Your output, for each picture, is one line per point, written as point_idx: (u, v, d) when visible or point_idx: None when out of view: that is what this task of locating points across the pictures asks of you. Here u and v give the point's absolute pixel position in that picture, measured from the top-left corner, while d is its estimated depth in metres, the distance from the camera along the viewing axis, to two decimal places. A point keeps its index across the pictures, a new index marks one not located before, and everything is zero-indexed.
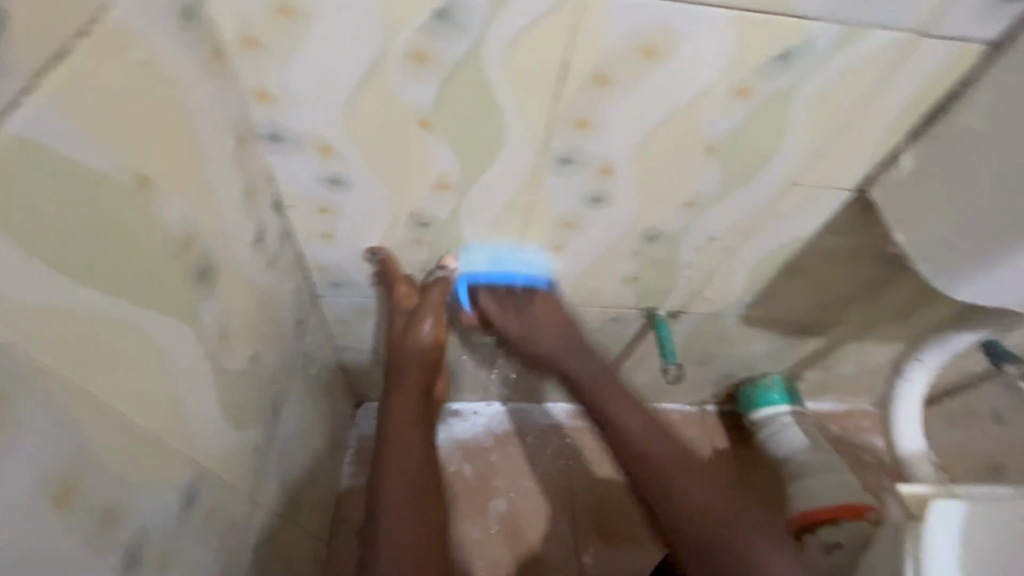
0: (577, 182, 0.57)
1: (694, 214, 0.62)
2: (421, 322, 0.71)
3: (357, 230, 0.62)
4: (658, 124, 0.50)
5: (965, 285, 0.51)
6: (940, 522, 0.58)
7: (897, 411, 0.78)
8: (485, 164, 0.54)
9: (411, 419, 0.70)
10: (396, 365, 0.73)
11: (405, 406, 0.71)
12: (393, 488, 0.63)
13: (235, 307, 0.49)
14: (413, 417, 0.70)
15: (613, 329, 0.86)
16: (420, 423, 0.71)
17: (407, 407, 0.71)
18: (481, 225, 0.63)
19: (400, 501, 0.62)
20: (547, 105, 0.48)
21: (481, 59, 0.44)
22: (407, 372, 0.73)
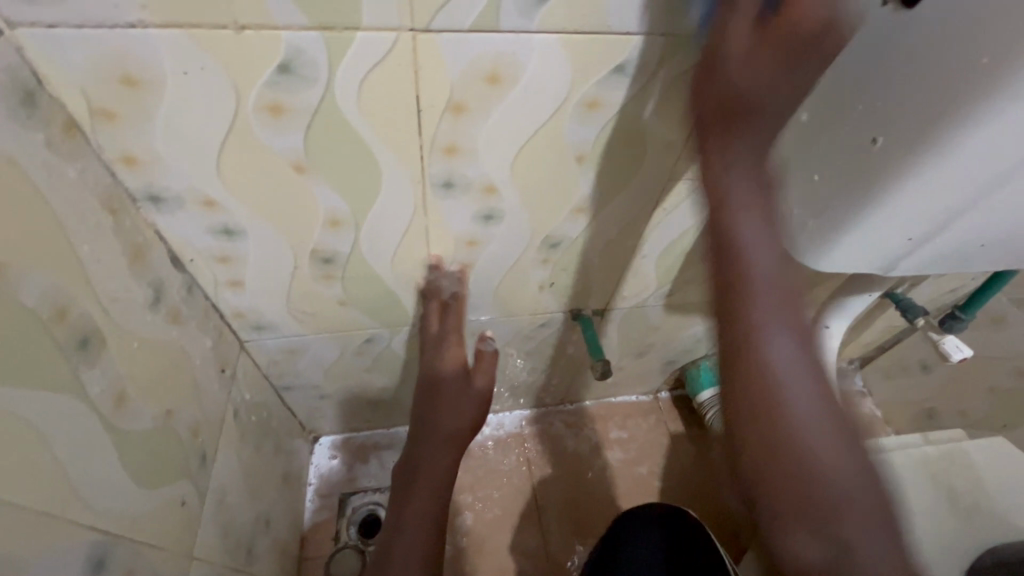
0: (465, 203, 0.59)
1: (586, 218, 0.65)
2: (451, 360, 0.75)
3: (263, 273, 0.64)
4: (526, 139, 0.53)
5: (817, 256, 0.54)
6: None
7: None
8: (371, 197, 0.56)
9: (444, 467, 0.74)
10: (431, 395, 0.76)
11: (449, 453, 0.74)
12: (414, 515, 0.70)
13: (134, 368, 0.50)
14: (450, 456, 0.74)
15: (544, 333, 0.89)
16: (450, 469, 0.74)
17: (446, 452, 0.74)
18: (385, 254, 0.65)
19: (417, 535, 0.68)
20: (413, 137, 0.50)
21: (335, 103, 0.46)
22: (445, 410, 0.75)
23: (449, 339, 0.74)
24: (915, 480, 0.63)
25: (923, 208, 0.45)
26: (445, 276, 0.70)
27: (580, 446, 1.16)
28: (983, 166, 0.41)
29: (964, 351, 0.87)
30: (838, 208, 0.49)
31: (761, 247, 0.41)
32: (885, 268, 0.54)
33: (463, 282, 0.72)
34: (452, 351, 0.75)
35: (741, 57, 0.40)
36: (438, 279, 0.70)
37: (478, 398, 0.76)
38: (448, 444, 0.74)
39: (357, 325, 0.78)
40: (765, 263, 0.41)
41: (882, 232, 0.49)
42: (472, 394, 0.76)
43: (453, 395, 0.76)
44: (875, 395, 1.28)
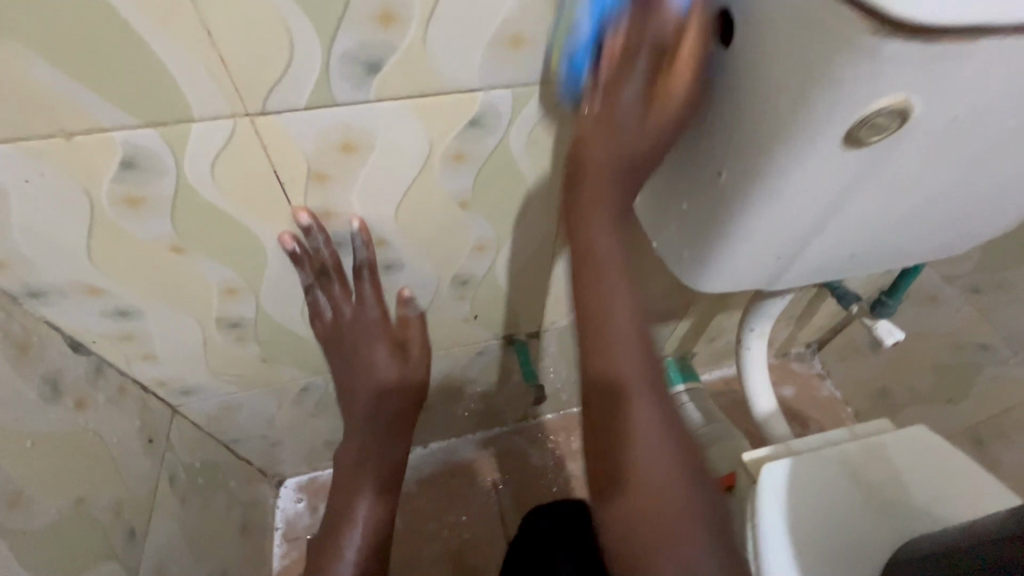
0: (360, 257, 0.60)
1: (489, 255, 0.66)
2: (366, 335, 0.62)
3: (173, 344, 0.64)
4: (402, 195, 0.53)
5: (703, 279, 0.54)
6: (770, 482, 0.64)
7: (747, 375, 0.83)
8: (259, 264, 0.56)
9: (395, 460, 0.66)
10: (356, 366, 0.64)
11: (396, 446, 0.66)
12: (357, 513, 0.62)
13: (25, 466, 0.50)
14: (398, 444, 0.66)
15: (482, 361, 0.90)
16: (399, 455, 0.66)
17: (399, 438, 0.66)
18: (294, 312, 0.65)
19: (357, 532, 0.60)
20: (284, 207, 0.51)
21: (191, 189, 0.46)
22: (381, 399, 0.64)
23: (367, 313, 0.61)
24: (836, 482, 0.64)
25: (777, 229, 0.46)
26: (323, 233, 0.54)
27: (544, 461, 1.16)
28: (813, 185, 0.41)
29: (896, 335, 0.89)
30: (704, 236, 0.50)
31: (632, 346, 0.41)
32: (770, 281, 0.54)
33: (369, 245, 0.57)
34: (381, 330, 0.63)
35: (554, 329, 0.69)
36: (316, 243, 0.54)
37: (418, 376, 0.65)
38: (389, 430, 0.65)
39: (289, 377, 0.78)
40: (635, 371, 0.41)
41: (750, 254, 0.49)
42: (411, 372, 0.64)
43: (391, 373, 0.63)
44: (834, 377, 1.29)
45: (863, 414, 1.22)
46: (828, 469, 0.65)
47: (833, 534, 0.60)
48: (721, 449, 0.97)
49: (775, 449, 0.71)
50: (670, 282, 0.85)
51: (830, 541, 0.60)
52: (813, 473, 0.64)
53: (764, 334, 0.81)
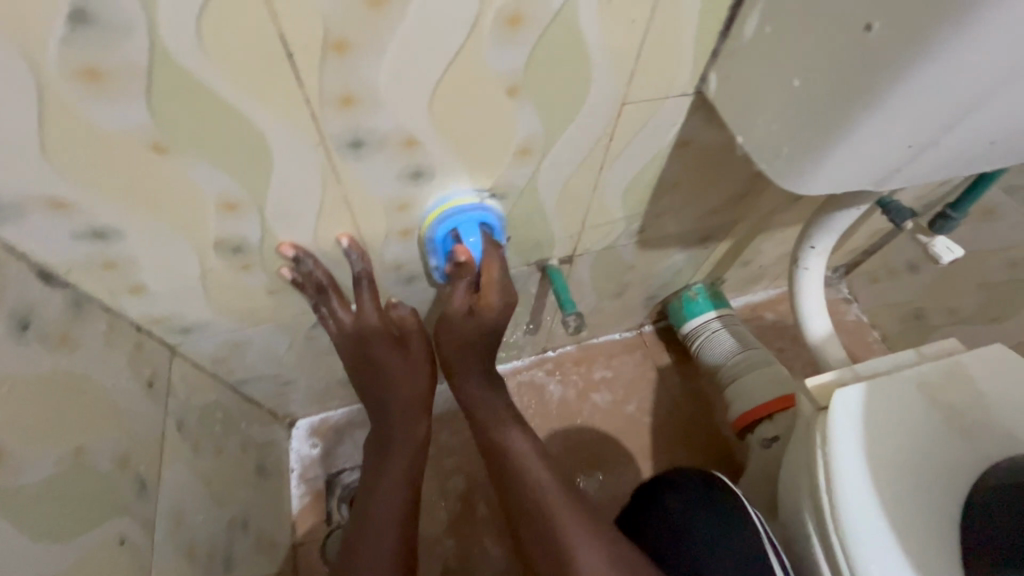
0: (383, 161, 0.49)
1: (533, 160, 0.56)
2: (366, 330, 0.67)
3: (165, 275, 0.55)
4: (439, 74, 0.42)
5: (808, 180, 0.46)
6: (842, 409, 0.59)
7: (802, 296, 0.77)
8: (262, 169, 0.46)
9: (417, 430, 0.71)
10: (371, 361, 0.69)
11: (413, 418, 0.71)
12: (389, 474, 0.68)
13: None
14: (421, 414, 0.72)
15: (510, 289, 0.82)
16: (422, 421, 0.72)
17: (417, 415, 0.71)
18: (305, 233, 0.55)
19: (388, 490, 0.67)
20: (295, 89, 0.40)
21: (171, 60, 0.35)
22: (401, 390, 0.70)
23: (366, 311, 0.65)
24: (911, 404, 0.59)
25: (926, 112, 0.38)
26: (311, 258, 0.59)
27: (566, 392, 1.11)
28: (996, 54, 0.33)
29: (956, 251, 0.82)
30: (828, 119, 0.41)
31: (528, 494, 0.70)
32: (882, 181, 0.47)
33: (364, 257, 0.61)
34: (378, 333, 0.68)
35: (474, 393, 0.77)
36: (307, 266, 0.59)
37: (424, 364, 0.72)
38: (414, 413, 0.71)
39: (299, 311, 0.70)
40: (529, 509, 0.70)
41: (878, 145, 0.42)
42: (419, 360, 0.72)
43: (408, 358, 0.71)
44: (862, 300, 1.25)
45: (893, 337, 1.19)
46: (905, 394, 0.60)
47: (909, 458, 0.57)
48: (759, 376, 0.93)
49: (840, 372, 0.64)
50: (719, 197, 0.76)
51: (907, 465, 0.57)
52: (888, 397, 0.59)
53: (825, 253, 0.73)
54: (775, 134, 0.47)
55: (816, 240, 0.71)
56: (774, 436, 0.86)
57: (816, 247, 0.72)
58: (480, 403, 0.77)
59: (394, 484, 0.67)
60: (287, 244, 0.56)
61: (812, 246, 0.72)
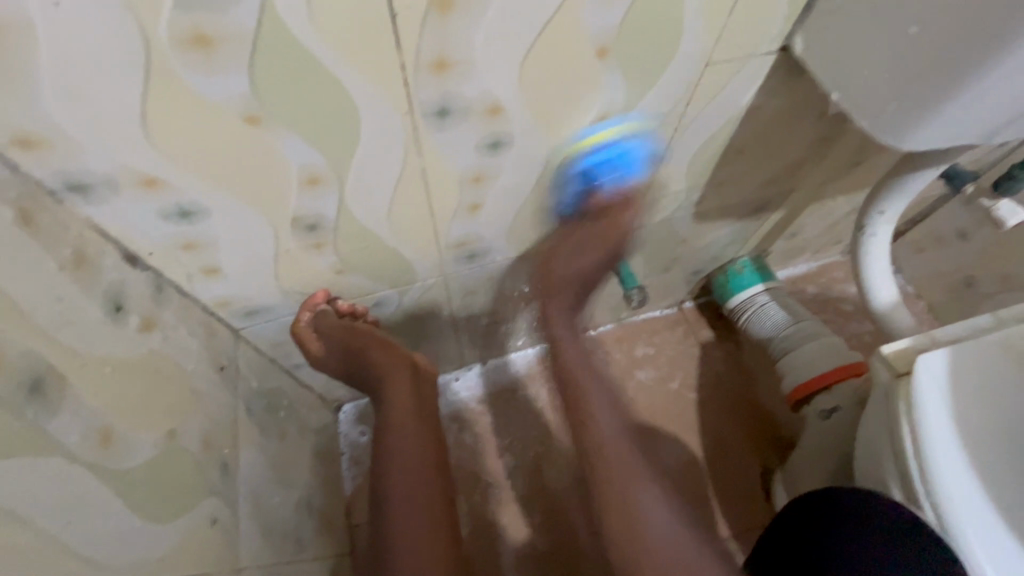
0: (465, 131, 0.48)
1: (610, 127, 0.54)
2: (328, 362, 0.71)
3: (241, 256, 0.54)
4: (535, 35, 0.41)
5: (916, 137, 0.46)
6: (926, 376, 0.58)
7: (867, 264, 0.75)
8: (349, 143, 0.45)
9: (412, 398, 0.71)
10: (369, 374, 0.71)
11: (401, 390, 0.71)
12: (395, 449, 0.68)
13: (102, 398, 0.42)
14: (407, 385, 0.71)
15: None
16: (417, 397, 0.72)
17: (405, 388, 0.71)
18: (379, 210, 0.55)
19: (403, 462, 0.67)
20: (392, 53, 0.38)
21: (282, 26, 0.34)
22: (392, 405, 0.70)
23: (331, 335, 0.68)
24: (995, 369, 0.58)
25: None
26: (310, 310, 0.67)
27: (610, 370, 1.11)
28: None
29: (1022, 214, 0.80)
30: (948, 71, 0.40)
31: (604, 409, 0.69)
32: (990, 135, 0.46)
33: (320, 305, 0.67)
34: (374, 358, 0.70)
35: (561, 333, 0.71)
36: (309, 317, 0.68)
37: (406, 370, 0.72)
38: (400, 425, 0.69)
39: (361, 292, 0.69)
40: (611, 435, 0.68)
41: (994, 100, 0.41)
42: (400, 369, 0.72)
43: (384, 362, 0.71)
44: (906, 270, 1.23)
45: (940, 306, 1.17)
46: (989, 359, 0.59)
47: (996, 423, 0.56)
48: (813, 348, 0.92)
49: (916, 338, 0.63)
50: (780, 164, 0.74)
51: (995, 429, 0.56)
52: (972, 361, 0.59)
53: (893, 219, 0.71)
54: (876, 94, 0.45)
55: (885, 205, 0.70)
56: (832, 407, 0.85)
57: (884, 213, 0.70)
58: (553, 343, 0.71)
59: (408, 456, 0.68)
60: (362, 223, 0.55)
61: (880, 212, 0.71)
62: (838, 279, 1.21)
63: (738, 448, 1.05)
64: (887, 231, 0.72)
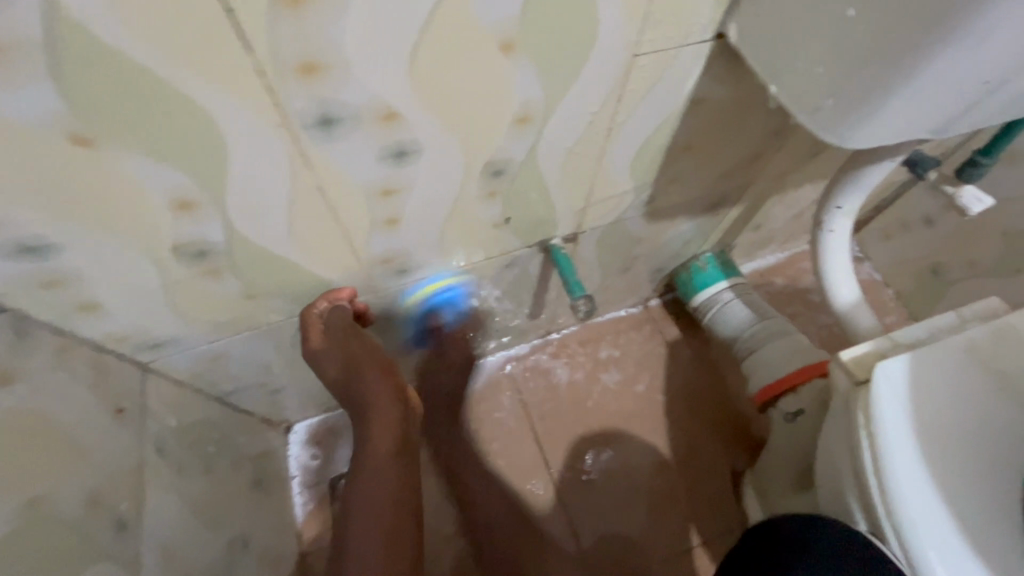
0: (359, 140, 0.42)
1: (533, 129, 0.49)
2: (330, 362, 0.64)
3: (121, 287, 0.48)
4: (420, 28, 0.35)
5: (863, 134, 0.41)
6: (885, 384, 0.54)
7: (828, 261, 0.71)
8: (218, 159, 0.39)
9: (394, 437, 0.63)
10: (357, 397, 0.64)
11: (388, 424, 0.63)
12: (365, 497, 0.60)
13: None
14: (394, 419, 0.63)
15: (511, 272, 0.76)
16: (400, 436, 0.63)
17: (389, 423, 0.63)
18: (278, 229, 0.48)
19: (372, 513, 0.59)
20: (241, 55, 0.32)
21: (79, 26, 0.28)
22: (370, 447, 0.61)
23: (342, 340, 0.63)
24: (958, 373, 0.55)
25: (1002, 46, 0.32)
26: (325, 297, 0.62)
27: (574, 374, 1.06)
28: None
29: (985, 201, 0.76)
30: (886, 60, 0.35)
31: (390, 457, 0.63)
32: (943, 128, 0.41)
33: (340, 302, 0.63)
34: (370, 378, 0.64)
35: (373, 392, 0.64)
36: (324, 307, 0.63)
37: (393, 404, 0.64)
38: (382, 470, 0.61)
39: (282, 315, 0.63)
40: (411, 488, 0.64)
41: (942, 91, 0.36)
42: (386, 402, 0.63)
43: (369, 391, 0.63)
44: (874, 258, 1.20)
45: (908, 294, 1.14)
46: (951, 363, 0.55)
47: (959, 433, 0.53)
48: (778, 347, 0.88)
49: (877, 342, 0.59)
50: (733, 158, 0.70)
51: (957, 439, 0.52)
52: (934, 366, 0.55)
53: (852, 213, 0.67)
54: (816, 87, 0.40)
55: (843, 199, 0.65)
56: (798, 409, 0.82)
57: (843, 207, 0.66)
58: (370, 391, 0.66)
59: (379, 508, 0.59)
60: (260, 244, 0.49)
61: (838, 206, 0.66)
62: (805, 270, 1.17)
63: (707, 450, 1.01)
64: (847, 226, 0.68)
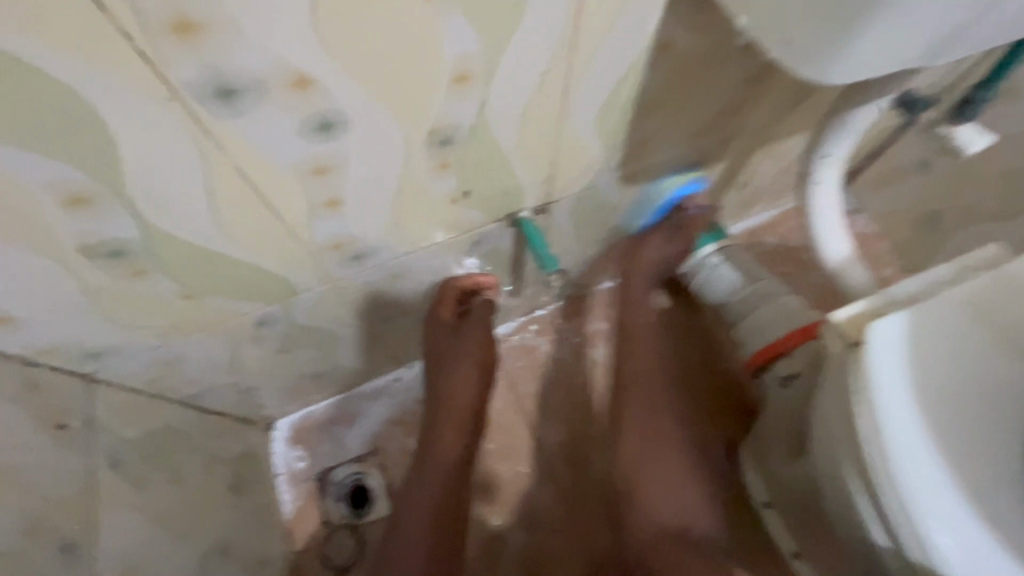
0: (273, 114, 0.37)
1: (476, 90, 0.44)
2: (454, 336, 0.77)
3: (31, 298, 0.43)
4: None
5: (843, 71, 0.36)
6: (880, 345, 0.50)
7: (815, 217, 0.66)
8: (103, 146, 0.34)
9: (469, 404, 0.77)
10: (449, 362, 0.77)
11: (467, 392, 0.77)
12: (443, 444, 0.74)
13: None
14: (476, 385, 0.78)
15: (482, 251, 0.71)
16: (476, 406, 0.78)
17: (469, 391, 0.77)
18: (204, 221, 0.44)
19: (439, 455, 0.74)
20: (96, 17, 0.27)
21: None
22: (441, 447, 0.74)
23: (469, 332, 0.77)
24: (956, 329, 0.51)
25: None
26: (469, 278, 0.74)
27: (562, 351, 1.03)
28: None
29: (984, 140, 0.71)
30: None
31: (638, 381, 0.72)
32: (933, 56, 0.36)
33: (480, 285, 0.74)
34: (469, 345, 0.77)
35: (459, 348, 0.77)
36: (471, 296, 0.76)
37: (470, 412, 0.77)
38: (451, 427, 0.76)
39: (233, 312, 0.59)
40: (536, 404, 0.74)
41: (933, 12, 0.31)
42: (464, 409, 0.77)
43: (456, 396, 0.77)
44: (868, 209, 1.15)
45: (904, 244, 1.10)
46: (949, 319, 0.51)
47: (959, 392, 0.49)
48: (769, 310, 0.84)
49: (869, 302, 0.55)
50: (709, 110, 0.64)
51: (958, 399, 0.49)
52: (931, 324, 0.51)
53: (840, 162, 0.62)
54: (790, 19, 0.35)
55: (829, 148, 0.60)
56: (792, 373, 0.78)
57: (830, 157, 0.61)
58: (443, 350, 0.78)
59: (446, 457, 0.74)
60: (186, 239, 0.45)
61: (825, 155, 0.61)
62: (796, 228, 1.13)
63: (702, 419, 0.99)
64: (834, 177, 0.63)
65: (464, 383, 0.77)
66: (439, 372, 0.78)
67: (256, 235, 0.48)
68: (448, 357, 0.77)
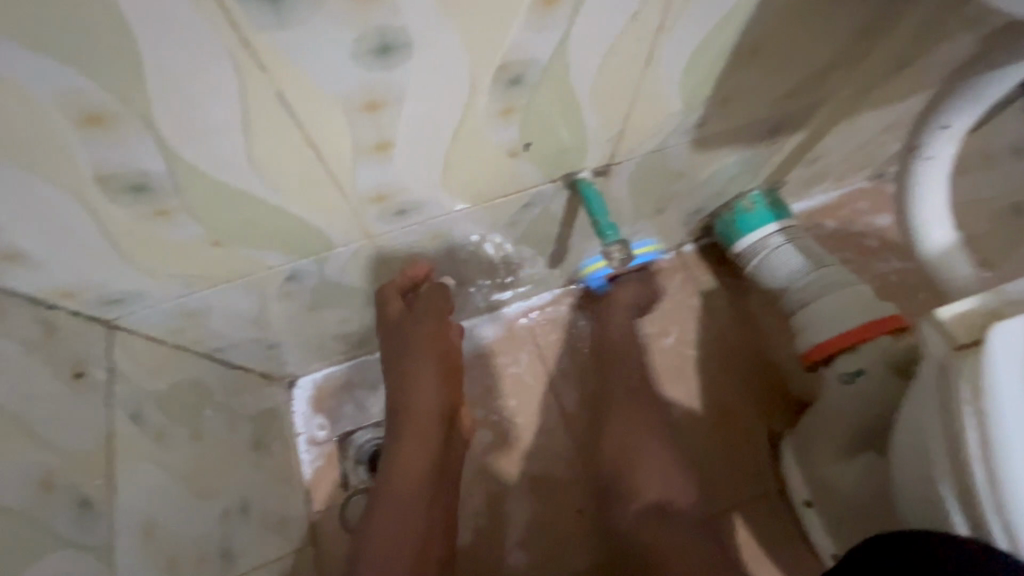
0: (327, 27, 0.31)
1: (562, 14, 0.37)
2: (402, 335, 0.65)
3: (41, 230, 0.38)
4: None
5: None
6: (1000, 349, 0.42)
7: (915, 198, 0.58)
8: (123, 50, 0.28)
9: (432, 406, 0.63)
10: (399, 359, 0.64)
11: (427, 392, 0.63)
12: (403, 455, 0.61)
13: None
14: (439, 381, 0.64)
15: (532, 212, 0.64)
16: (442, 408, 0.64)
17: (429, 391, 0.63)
18: (235, 153, 0.38)
19: (400, 469, 0.60)
20: None
21: None
22: (399, 464, 0.60)
23: (420, 321, 0.65)
24: None
25: None
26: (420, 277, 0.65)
27: None
28: None
29: None
30: None
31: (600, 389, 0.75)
32: None
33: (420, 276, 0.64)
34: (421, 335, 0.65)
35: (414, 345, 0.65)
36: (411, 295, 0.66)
37: (435, 415, 0.63)
38: (412, 434, 0.61)
39: (261, 263, 0.54)
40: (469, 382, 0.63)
41: None
42: (428, 413, 0.63)
43: (414, 401, 0.63)
44: None
45: None
46: None
47: None
48: (835, 299, 0.77)
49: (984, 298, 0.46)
50: (807, 67, 0.56)
51: None
52: None
53: (956, 136, 0.54)
54: None
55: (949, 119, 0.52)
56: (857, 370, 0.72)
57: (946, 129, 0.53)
58: (397, 347, 0.66)
59: (408, 469, 0.60)
60: (215, 175, 0.39)
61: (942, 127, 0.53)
62: (860, 212, 1.03)
63: (746, 410, 0.92)
64: (946, 154, 0.55)
65: (421, 383, 0.63)
66: (394, 373, 0.65)
67: (292, 175, 0.42)
68: (400, 359, 0.65)
